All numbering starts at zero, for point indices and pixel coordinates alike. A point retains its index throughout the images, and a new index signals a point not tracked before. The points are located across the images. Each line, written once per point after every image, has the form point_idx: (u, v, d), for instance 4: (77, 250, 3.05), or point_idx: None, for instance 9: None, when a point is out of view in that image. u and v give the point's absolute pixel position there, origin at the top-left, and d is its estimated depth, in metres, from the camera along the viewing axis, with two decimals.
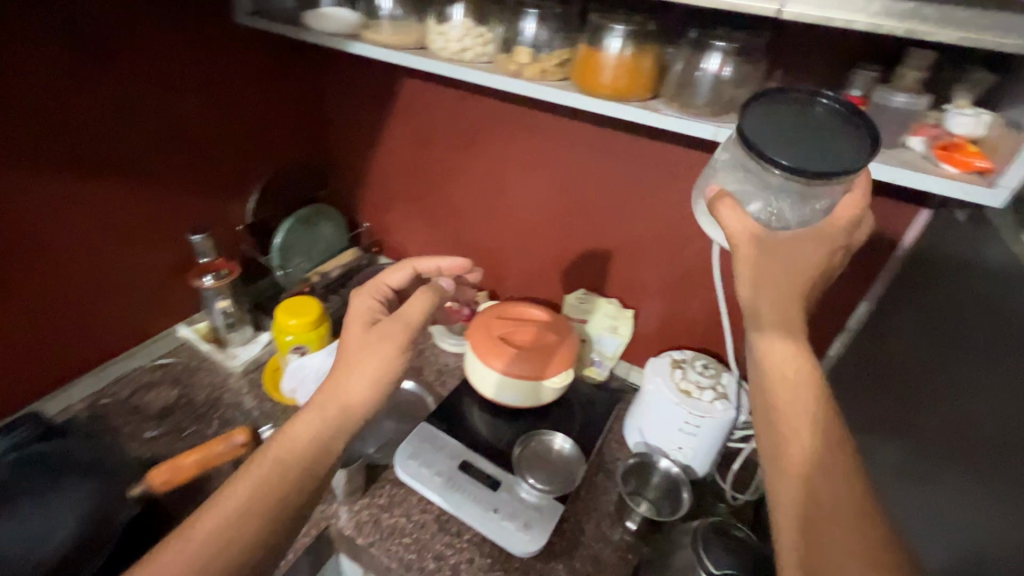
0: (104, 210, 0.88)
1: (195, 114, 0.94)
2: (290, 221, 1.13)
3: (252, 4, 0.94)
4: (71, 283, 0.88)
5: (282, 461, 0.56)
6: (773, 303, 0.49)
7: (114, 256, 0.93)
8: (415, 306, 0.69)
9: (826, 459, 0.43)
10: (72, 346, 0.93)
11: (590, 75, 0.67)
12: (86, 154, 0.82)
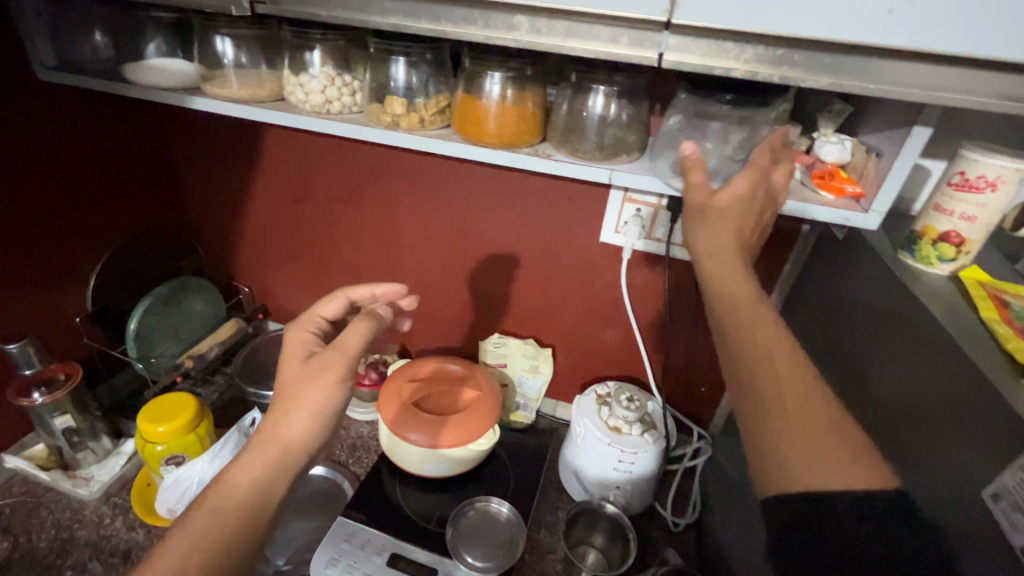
0: None
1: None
2: (148, 302, 0.96)
3: (54, 57, 0.77)
4: None
5: (224, 513, 0.53)
6: (726, 238, 0.53)
7: None
8: (351, 335, 0.60)
9: (776, 362, 0.47)
10: None
11: (473, 125, 0.63)
12: None
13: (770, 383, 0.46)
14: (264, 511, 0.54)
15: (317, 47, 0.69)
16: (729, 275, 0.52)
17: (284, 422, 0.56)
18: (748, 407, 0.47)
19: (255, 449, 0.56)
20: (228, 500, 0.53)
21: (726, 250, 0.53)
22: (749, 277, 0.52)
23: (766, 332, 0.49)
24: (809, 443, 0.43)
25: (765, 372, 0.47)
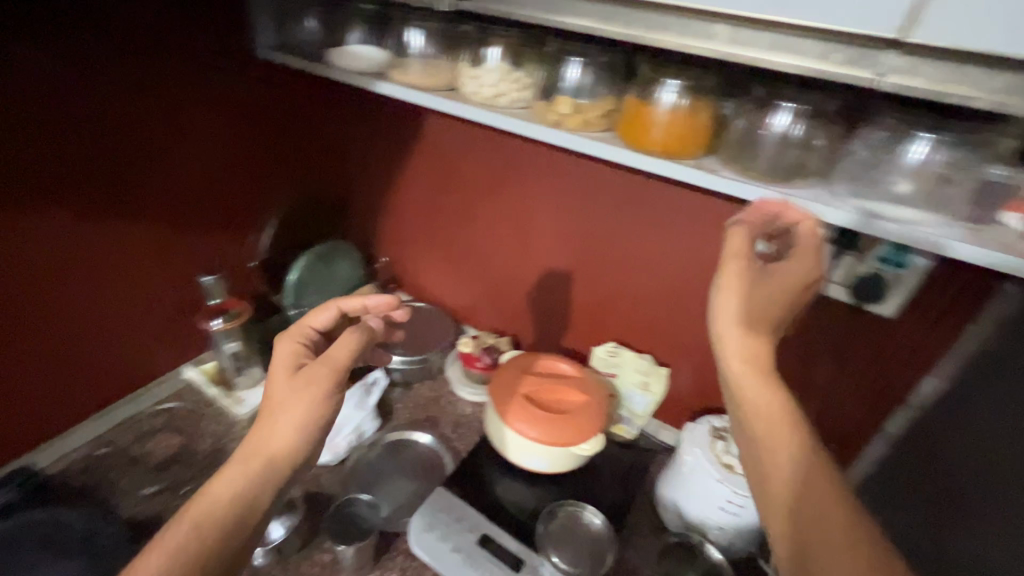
0: (117, 256, 0.86)
1: (206, 158, 0.91)
2: (308, 258, 1.09)
3: (277, 39, 0.91)
4: (69, 332, 0.84)
5: (195, 530, 0.52)
6: (746, 310, 0.55)
7: (118, 305, 0.89)
8: (344, 345, 0.66)
9: (787, 446, 0.50)
10: (63, 393, 0.88)
11: (638, 131, 0.62)
12: (101, 200, 0.80)
13: (781, 469, 0.49)
14: (240, 528, 0.54)
15: (497, 44, 0.72)
16: (757, 382, 0.52)
17: (269, 433, 0.59)
18: (764, 499, 0.50)
19: (238, 456, 0.58)
20: (200, 513, 0.54)
21: (750, 317, 0.54)
22: (776, 384, 0.52)
23: (776, 415, 0.51)
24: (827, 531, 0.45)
25: (776, 461, 0.49)
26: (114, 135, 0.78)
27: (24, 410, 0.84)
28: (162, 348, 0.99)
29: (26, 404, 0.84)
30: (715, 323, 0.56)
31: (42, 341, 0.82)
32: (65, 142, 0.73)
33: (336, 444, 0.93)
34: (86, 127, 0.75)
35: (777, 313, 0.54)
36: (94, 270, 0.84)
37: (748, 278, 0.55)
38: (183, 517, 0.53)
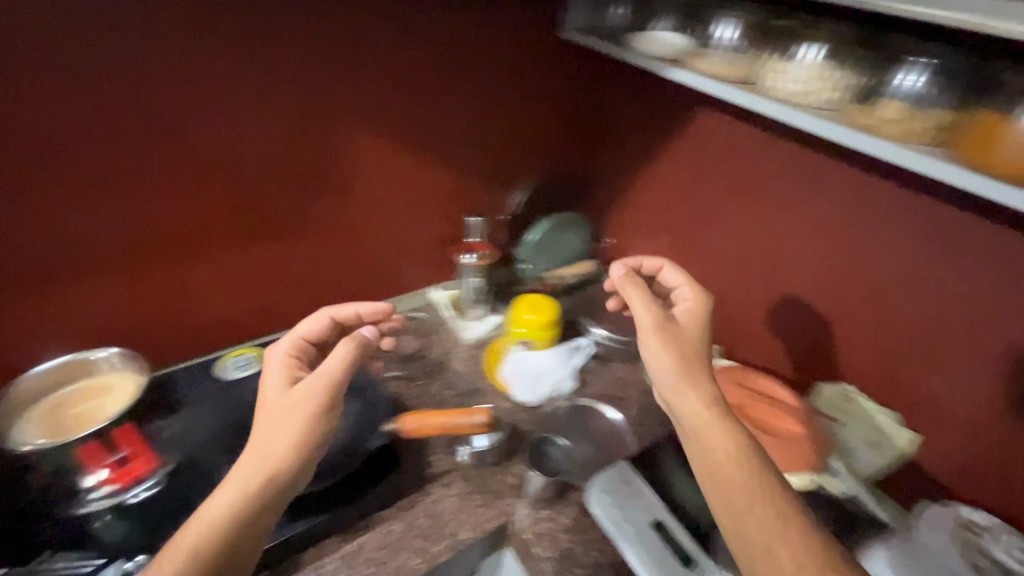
0: (296, 186, 0.95)
1: (375, 98, 0.95)
2: (548, 223, 1.19)
3: (582, 22, 1.05)
4: (276, 245, 0.98)
5: (199, 539, 0.60)
6: (679, 362, 0.72)
7: (324, 229, 1.02)
8: (334, 359, 0.73)
9: (738, 458, 0.63)
10: (334, 290, 1.09)
11: (984, 148, 0.55)
12: (247, 136, 0.87)
13: (736, 480, 0.61)
14: (248, 534, 0.62)
15: (819, 43, 0.69)
16: (742, 497, 0.60)
17: (258, 449, 0.66)
18: (723, 508, 0.61)
19: (238, 470, 0.65)
20: (214, 528, 0.61)
21: (690, 369, 0.71)
22: (769, 491, 0.60)
23: (732, 441, 0.64)
24: (781, 527, 0.57)
25: (734, 471, 0.62)
26: (276, 79, 0.86)
27: (299, 302, 1.06)
28: (425, 261, 1.18)
29: (297, 296, 1.05)
30: (669, 379, 0.71)
31: (255, 252, 0.97)
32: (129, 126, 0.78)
33: (541, 387, 1.04)
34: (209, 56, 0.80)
35: (682, 349, 0.73)
36: (282, 197, 0.95)
37: (668, 339, 0.73)
38: (192, 525, 0.61)
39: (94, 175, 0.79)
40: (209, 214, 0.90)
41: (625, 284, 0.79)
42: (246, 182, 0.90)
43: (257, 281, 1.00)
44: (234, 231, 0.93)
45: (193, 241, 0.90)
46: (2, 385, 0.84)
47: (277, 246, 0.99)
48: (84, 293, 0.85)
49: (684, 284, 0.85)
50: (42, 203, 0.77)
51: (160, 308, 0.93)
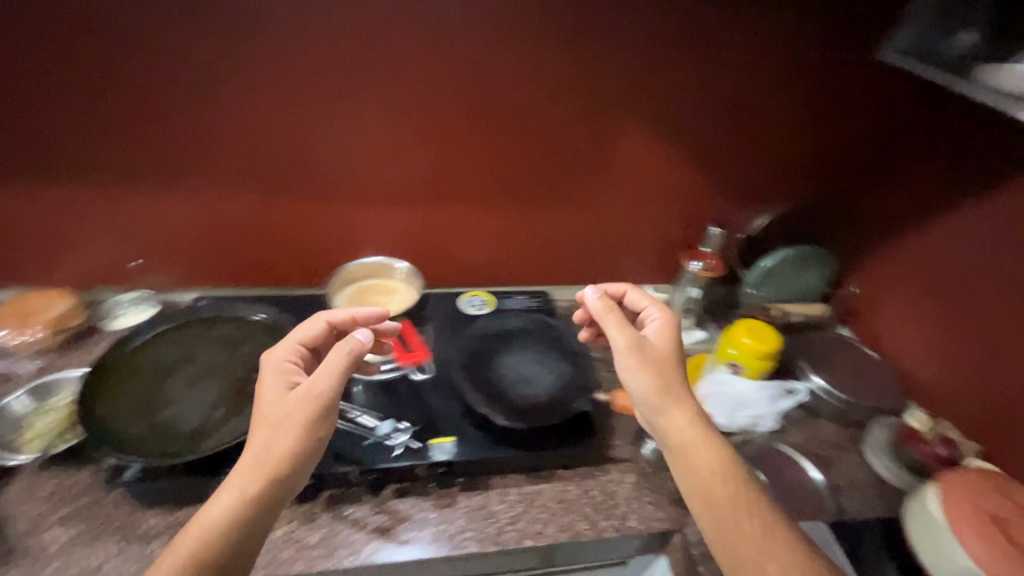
0: (506, 170, 0.99)
1: (602, 94, 0.94)
2: (789, 253, 1.12)
3: (909, 44, 0.95)
4: (490, 219, 1.04)
5: (190, 552, 0.57)
6: (662, 385, 0.74)
7: (539, 212, 1.05)
8: (327, 365, 0.67)
9: (726, 476, 0.68)
10: (558, 269, 1.14)
11: None
12: (473, 118, 0.93)
13: (724, 499, 0.67)
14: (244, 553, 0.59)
15: None
16: (719, 499, 0.67)
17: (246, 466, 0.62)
18: (712, 525, 0.66)
19: (240, 478, 0.62)
20: (196, 539, 0.58)
21: (670, 394, 0.74)
22: (738, 486, 0.68)
23: (717, 458, 0.70)
24: (772, 544, 0.64)
25: (721, 489, 0.67)
26: (512, 71, 0.89)
27: (524, 271, 1.13)
28: (649, 250, 1.16)
29: (523, 266, 1.12)
30: (649, 400, 0.74)
31: (471, 220, 1.04)
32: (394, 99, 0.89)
33: (738, 416, 0.97)
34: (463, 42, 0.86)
35: (659, 368, 0.75)
36: (498, 178, 0.99)
37: (647, 359, 0.75)
38: (178, 543, 0.58)
39: (407, 118, 0.91)
40: (435, 180, 0.98)
41: (603, 312, 0.78)
42: (507, 154, 0.97)
43: (468, 247, 1.07)
44: (452, 197, 1.00)
45: (410, 203, 0.99)
46: (303, 276, 1.05)
47: (481, 217, 1.03)
48: (373, 216, 0.99)
49: (652, 307, 0.83)
50: (367, 136, 0.91)
51: (421, 242, 1.04)
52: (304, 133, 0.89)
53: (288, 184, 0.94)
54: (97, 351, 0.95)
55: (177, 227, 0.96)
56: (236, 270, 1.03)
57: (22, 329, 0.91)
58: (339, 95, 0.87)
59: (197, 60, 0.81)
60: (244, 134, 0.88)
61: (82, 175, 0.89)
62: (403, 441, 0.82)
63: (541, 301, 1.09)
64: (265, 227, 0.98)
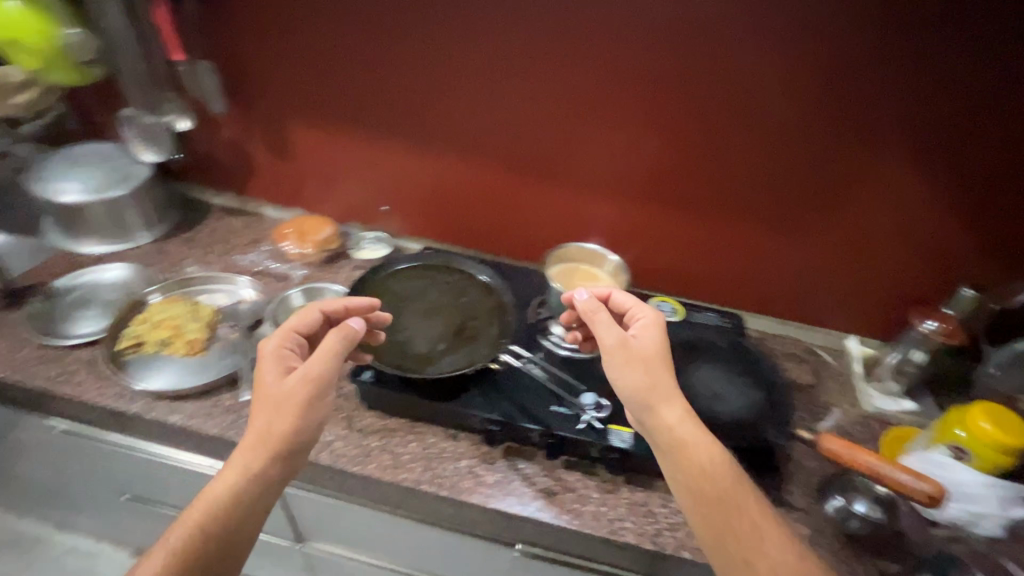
0: (699, 179, 0.98)
1: (824, 119, 0.87)
2: None
3: None
4: (676, 224, 1.05)
5: (196, 525, 0.66)
6: (649, 384, 0.74)
7: (729, 228, 1.02)
8: (322, 352, 0.73)
9: (717, 478, 0.68)
10: (743, 288, 1.10)
11: None
12: (674, 124, 0.93)
13: (716, 499, 0.67)
14: (249, 523, 0.68)
15: None
16: (707, 496, 0.67)
17: (252, 448, 0.69)
18: (704, 525, 0.67)
19: (235, 462, 0.69)
20: (199, 514, 0.66)
21: (655, 393, 0.73)
22: (730, 486, 0.68)
23: (707, 458, 0.69)
24: (758, 543, 0.65)
25: (710, 490, 0.68)
26: (725, 83, 0.88)
27: (709, 283, 1.11)
28: (873, 300, 1.04)
29: (707, 278, 1.11)
30: (636, 401, 0.73)
31: (659, 222, 1.05)
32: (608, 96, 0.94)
33: (952, 507, 0.81)
34: (683, 50, 0.86)
35: (646, 367, 0.74)
36: (690, 186, 0.99)
37: (634, 359, 0.75)
38: (189, 516, 0.66)
39: (653, 120, 0.94)
40: (629, 177, 1.01)
41: (592, 313, 0.78)
42: (707, 164, 0.96)
43: (654, 246, 1.09)
44: (643, 196, 1.03)
45: (600, 193, 1.05)
46: (513, 246, 1.16)
47: (665, 220, 1.05)
48: (592, 204, 1.06)
49: (635, 307, 0.82)
50: (609, 131, 0.97)
51: (629, 237, 1.09)
52: (553, 120, 0.98)
53: (527, 163, 1.04)
54: (344, 272, 1.15)
55: (425, 184, 1.13)
56: (459, 228, 1.17)
57: (303, 248, 1.14)
58: (597, 91, 0.93)
59: (485, 46, 0.93)
60: (504, 114, 1.00)
61: (367, 130, 1.08)
62: (587, 417, 0.84)
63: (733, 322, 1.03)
64: (496, 196, 1.10)
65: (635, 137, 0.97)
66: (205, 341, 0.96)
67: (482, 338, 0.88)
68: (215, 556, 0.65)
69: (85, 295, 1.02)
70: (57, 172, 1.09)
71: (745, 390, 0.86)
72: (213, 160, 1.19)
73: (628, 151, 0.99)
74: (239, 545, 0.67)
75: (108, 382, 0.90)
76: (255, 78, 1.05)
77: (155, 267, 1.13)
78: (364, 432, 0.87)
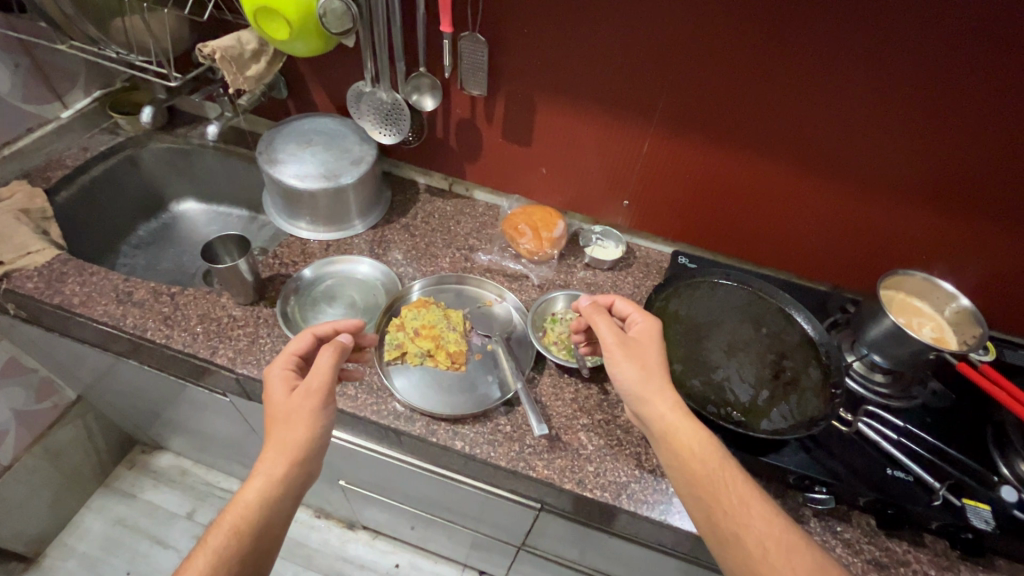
0: (934, 174, 0.84)
1: None
2: None
3: None
4: (897, 222, 0.91)
5: (232, 527, 0.60)
6: (643, 376, 0.66)
7: (966, 229, 0.88)
8: (318, 366, 0.69)
9: (705, 455, 0.62)
10: (986, 298, 0.96)
11: None
12: (914, 113, 0.78)
13: (708, 480, 0.60)
14: (275, 524, 0.63)
15: None
16: (695, 472, 0.61)
17: (269, 453, 0.64)
18: (693, 502, 0.61)
19: (261, 465, 0.64)
20: (237, 518, 0.61)
21: (649, 384, 0.66)
22: (721, 465, 0.62)
23: (696, 440, 0.63)
24: (745, 519, 0.58)
25: (700, 471, 0.61)
26: (993, 65, 0.71)
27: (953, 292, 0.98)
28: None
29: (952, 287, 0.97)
30: (629, 390, 0.66)
31: (876, 220, 0.92)
32: (834, 80, 0.79)
33: None
34: (948, 28, 0.70)
35: (643, 363, 0.67)
36: (925, 182, 0.85)
37: (630, 350, 0.68)
38: (221, 524, 0.60)
39: (941, 111, 0.77)
40: (847, 170, 0.88)
41: (588, 315, 0.72)
42: (949, 159, 0.81)
43: (874, 248, 0.96)
44: (857, 190, 0.90)
45: (809, 184, 0.92)
46: (748, 248, 1.05)
47: (880, 217, 0.92)
48: (900, 216, 0.90)
49: (635, 311, 0.75)
50: (971, 142, 0.79)
51: (927, 252, 0.94)
52: (895, 123, 0.80)
53: (834, 165, 0.88)
54: (576, 274, 1.05)
55: (669, 175, 0.99)
56: (709, 224, 1.04)
57: (541, 247, 1.03)
58: (970, 91, 0.74)
59: (841, 29, 0.74)
60: (822, 111, 0.82)
61: (632, 117, 0.93)
62: (944, 491, 0.70)
63: None
64: (772, 196, 0.96)
65: (860, 127, 0.82)
66: (465, 355, 0.89)
67: (808, 386, 0.76)
68: (248, 557, 0.60)
69: (331, 290, 0.98)
70: (291, 151, 1.01)
71: None
72: (437, 143, 1.09)
73: (845, 141, 0.85)
74: (274, 538, 0.63)
75: (380, 396, 0.84)
76: (505, 57, 0.92)
77: (383, 258, 1.05)
78: (658, 473, 0.79)
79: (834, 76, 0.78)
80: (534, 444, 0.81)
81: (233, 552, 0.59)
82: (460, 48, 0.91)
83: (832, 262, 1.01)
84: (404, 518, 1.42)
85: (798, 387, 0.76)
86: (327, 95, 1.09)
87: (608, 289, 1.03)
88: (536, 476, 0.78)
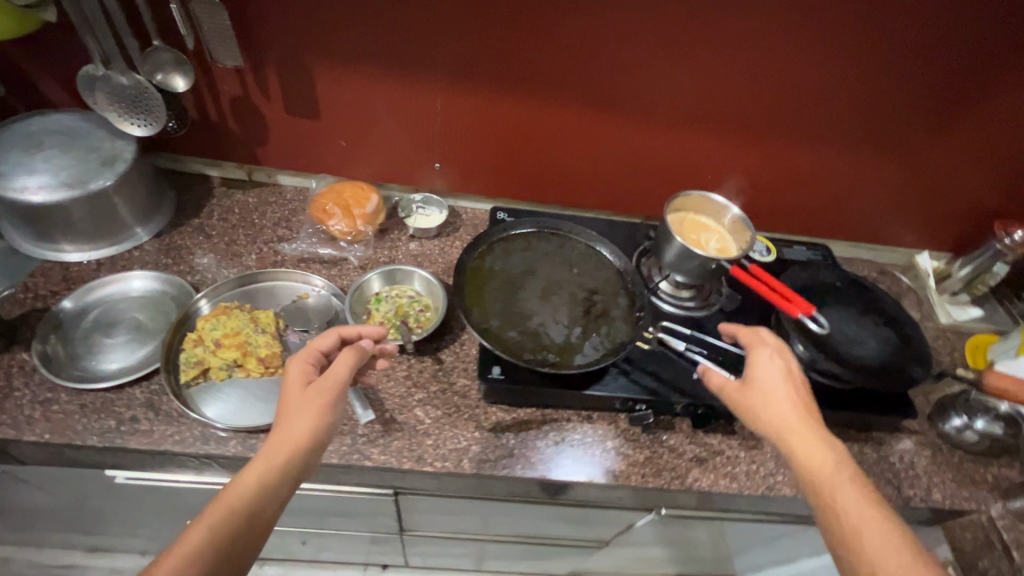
0: (696, 96, 0.92)
1: (808, 15, 0.82)
2: None
3: None
4: (679, 146, 1.00)
5: (232, 507, 0.52)
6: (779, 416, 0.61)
7: (730, 141, 0.99)
8: (338, 364, 0.63)
9: (858, 506, 0.55)
10: (758, 202, 1.11)
11: None
12: (664, 40, 0.85)
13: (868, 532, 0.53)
14: (268, 514, 0.54)
15: None
16: (855, 517, 0.54)
17: (277, 438, 0.57)
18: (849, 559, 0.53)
19: (270, 446, 0.57)
20: (235, 500, 0.53)
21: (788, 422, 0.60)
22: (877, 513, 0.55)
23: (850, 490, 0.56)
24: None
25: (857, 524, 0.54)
26: None
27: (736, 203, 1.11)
28: (937, 218, 1.10)
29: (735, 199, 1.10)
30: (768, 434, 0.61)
31: (663, 147, 1.01)
32: (593, 16, 0.83)
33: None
34: None
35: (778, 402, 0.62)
36: (690, 104, 0.94)
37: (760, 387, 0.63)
38: (215, 505, 0.52)
39: (686, 36, 0.84)
40: (628, 101, 0.93)
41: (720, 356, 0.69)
42: (703, 80, 0.90)
43: (667, 172, 1.05)
44: (641, 120, 0.96)
45: (600, 121, 0.97)
46: (565, 191, 1.09)
47: (664, 143, 1.00)
48: (680, 139, 0.99)
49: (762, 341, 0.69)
50: (716, 61, 0.87)
51: (707, 169, 1.04)
52: (652, 52, 0.86)
53: (616, 99, 0.93)
54: (402, 247, 1.01)
55: (474, 131, 0.98)
56: (524, 174, 1.06)
57: (354, 226, 0.96)
58: (702, 13, 0.82)
59: None
60: (591, 47, 0.86)
61: (421, 74, 0.89)
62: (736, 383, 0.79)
63: (818, 253, 1.04)
64: (573, 137, 0.99)
65: (627, 59, 0.87)
66: (282, 355, 0.81)
67: (617, 315, 0.80)
68: (240, 542, 0.52)
69: (107, 318, 0.84)
70: (14, 160, 0.82)
71: (874, 327, 0.86)
72: (214, 127, 0.96)
73: (618, 75, 0.90)
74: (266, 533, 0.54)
75: (182, 424, 0.74)
76: (262, 21, 0.82)
77: (174, 267, 0.91)
78: (498, 429, 0.80)
79: (590, 11, 0.82)
80: (367, 432, 0.77)
81: (227, 532, 0.51)
82: (192, 11, 0.78)
83: (637, 192, 1.09)
84: (286, 537, 1.32)
85: (608, 319, 0.79)
86: (55, 84, 0.90)
87: (437, 258, 1.00)
88: (372, 465, 0.74)
